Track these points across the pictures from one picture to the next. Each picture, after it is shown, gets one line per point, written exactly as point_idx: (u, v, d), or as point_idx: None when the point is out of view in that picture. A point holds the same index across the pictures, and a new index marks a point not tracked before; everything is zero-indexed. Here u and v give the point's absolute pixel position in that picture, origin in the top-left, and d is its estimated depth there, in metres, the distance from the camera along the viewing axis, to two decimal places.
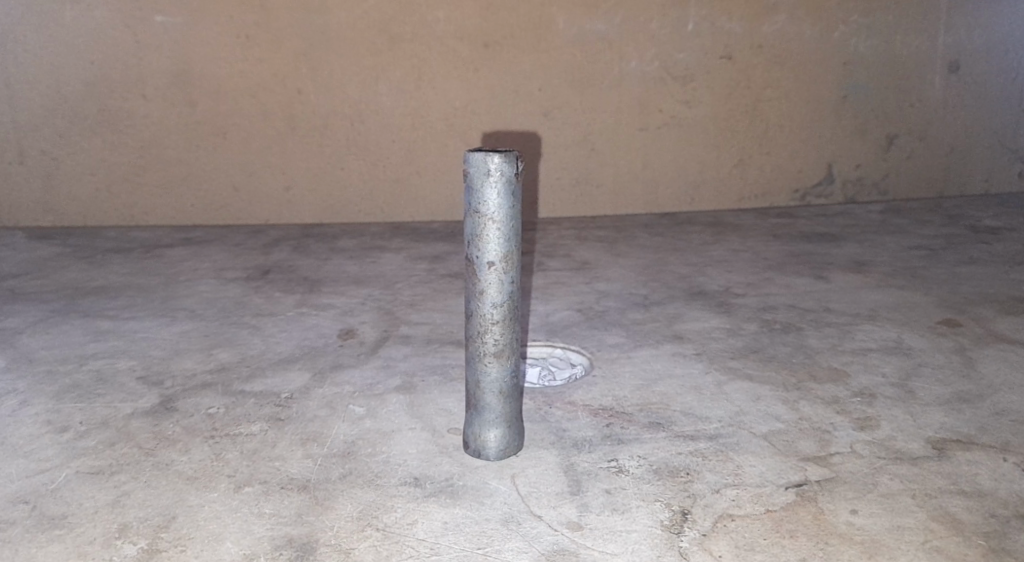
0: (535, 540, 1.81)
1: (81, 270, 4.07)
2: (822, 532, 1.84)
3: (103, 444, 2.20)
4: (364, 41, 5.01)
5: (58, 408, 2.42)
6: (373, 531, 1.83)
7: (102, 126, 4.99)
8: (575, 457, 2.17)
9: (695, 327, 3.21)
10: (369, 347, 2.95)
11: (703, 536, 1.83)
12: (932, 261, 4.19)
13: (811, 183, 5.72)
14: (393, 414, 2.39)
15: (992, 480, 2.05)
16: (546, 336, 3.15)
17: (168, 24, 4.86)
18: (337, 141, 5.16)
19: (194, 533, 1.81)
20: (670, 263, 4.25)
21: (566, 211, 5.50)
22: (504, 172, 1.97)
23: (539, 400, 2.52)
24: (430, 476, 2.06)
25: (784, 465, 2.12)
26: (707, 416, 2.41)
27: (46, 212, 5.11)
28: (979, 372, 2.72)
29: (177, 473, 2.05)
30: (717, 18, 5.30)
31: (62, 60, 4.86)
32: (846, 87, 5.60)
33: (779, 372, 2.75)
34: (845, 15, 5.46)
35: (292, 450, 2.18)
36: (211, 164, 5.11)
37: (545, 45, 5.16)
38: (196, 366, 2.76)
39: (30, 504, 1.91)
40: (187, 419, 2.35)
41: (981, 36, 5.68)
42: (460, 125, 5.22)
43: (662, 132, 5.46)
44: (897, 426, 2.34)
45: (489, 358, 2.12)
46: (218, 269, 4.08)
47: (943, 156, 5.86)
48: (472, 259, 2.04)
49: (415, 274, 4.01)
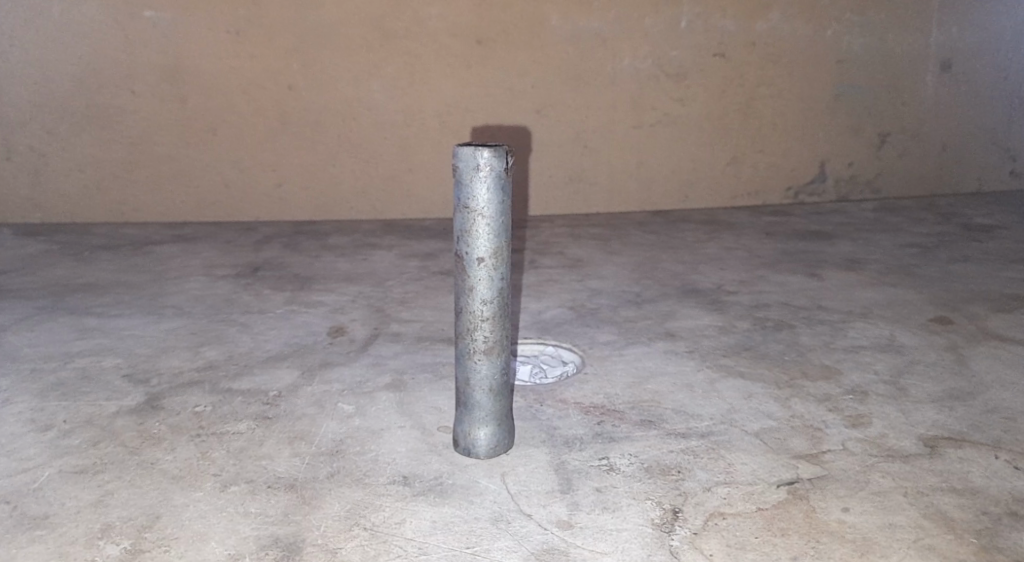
0: (525, 539, 1.79)
1: (69, 267, 4.04)
2: (813, 530, 1.83)
3: (88, 443, 2.17)
4: (357, 38, 4.98)
5: (43, 406, 2.39)
6: (360, 531, 1.81)
7: (91, 122, 4.95)
8: (565, 455, 2.16)
9: (688, 325, 3.20)
10: (359, 345, 2.93)
11: (694, 534, 1.81)
12: (924, 259, 4.18)
13: (804, 180, 5.71)
14: (383, 412, 2.37)
15: (984, 477, 2.04)
16: (538, 334, 3.13)
17: (158, 20, 4.82)
18: (329, 138, 5.13)
19: (178, 533, 1.78)
20: (663, 261, 4.24)
21: (559, 208, 5.48)
22: (494, 166, 1.94)
23: (530, 398, 2.50)
24: (420, 475, 2.04)
25: (775, 463, 2.11)
26: (699, 414, 2.40)
27: (34, 209, 5.07)
28: (971, 370, 2.71)
29: (163, 472, 2.03)
30: (711, 16, 5.29)
31: (51, 55, 4.82)
32: (839, 85, 5.59)
33: (771, 370, 2.74)
34: (838, 13, 5.46)
35: (279, 448, 2.15)
36: (201, 161, 5.07)
37: (538, 42, 5.14)
38: (184, 364, 2.73)
39: (11, 503, 1.89)
40: (174, 417, 2.33)
41: (973, 34, 5.68)
42: (453, 122, 5.20)
43: (655, 130, 5.44)
44: (889, 423, 2.33)
45: (479, 355, 2.09)
46: (208, 267, 4.05)
47: (935, 154, 5.86)
48: (462, 254, 2.02)
49: (407, 272, 3.98)
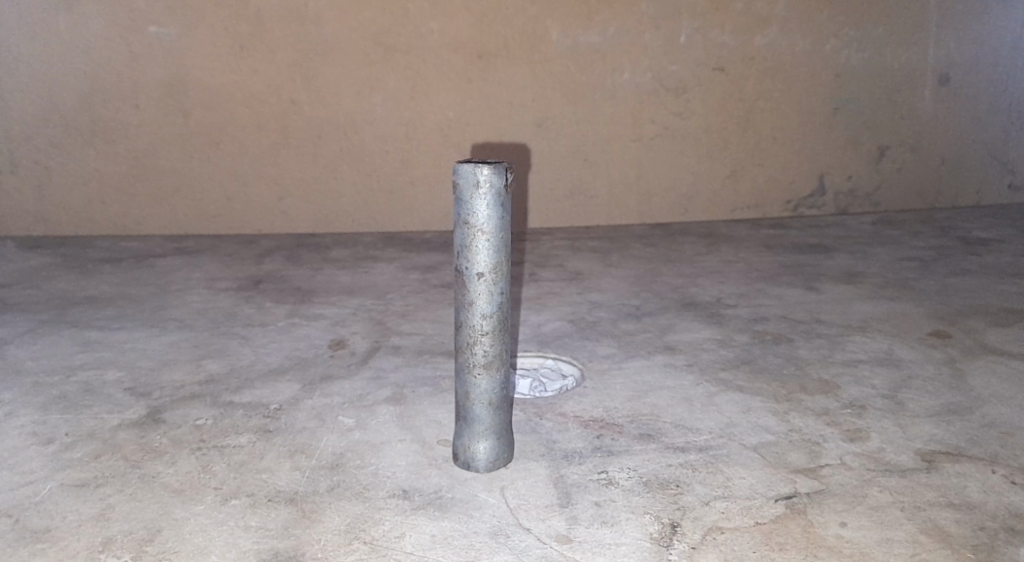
0: (524, 553, 1.80)
1: (72, 280, 4.06)
2: (811, 545, 1.83)
3: (89, 456, 2.18)
4: (358, 53, 5.02)
5: (45, 419, 2.40)
6: (360, 544, 1.82)
7: (95, 136, 4.99)
8: (565, 469, 2.17)
9: (687, 338, 3.21)
10: (359, 358, 2.95)
11: (691, 549, 1.82)
12: (922, 272, 4.20)
13: (803, 193, 5.74)
14: (383, 426, 2.38)
15: (981, 493, 2.04)
16: (537, 347, 3.15)
17: (162, 35, 4.87)
18: (330, 150, 5.16)
19: (178, 547, 1.79)
20: (662, 273, 4.26)
21: (558, 221, 5.51)
22: (493, 183, 1.96)
23: (530, 411, 2.52)
24: (419, 489, 2.05)
25: (773, 478, 2.12)
26: (697, 428, 2.41)
27: (38, 221, 5.10)
28: (968, 384, 2.72)
29: (164, 485, 2.04)
30: (709, 30, 5.32)
31: (56, 70, 4.86)
32: (837, 99, 5.62)
33: (770, 384, 2.75)
34: (836, 28, 5.49)
35: (279, 462, 2.17)
36: (204, 174, 5.10)
37: (538, 56, 5.18)
38: (185, 377, 2.74)
39: (14, 516, 1.90)
40: (175, 430, 2.34)
41: (970, 50, 5.72)
42: (453, 136, 5.23)
43: (654, 143, 5.47)
44: (887, 438, 2.34)
45: (478, 369, 2.10)
46: (209, 280, 4.07)
47: (933, 168, 5.89)
48: (462, 270, 2.03)
49: (407, 284, 4.00)
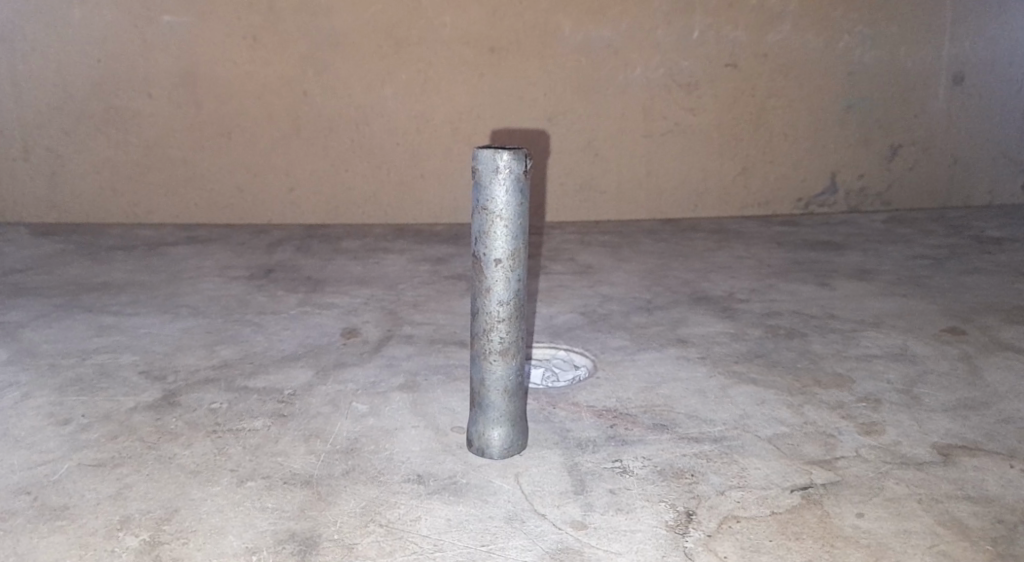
0: (540, 538, 1.80)
1: (84, 267, 4.07)
2: (828, 534, 1.83)
3: (105, 437, 2.19)
4: (371, 45, 5.02)
5: (61, 401, 2.41)
6: (376, 527, 1.82)
7: (107, 125, 5.00)
8: (578, 457, 2.16)
9: (699, 331, 3.20)
10: (372, 346, 2.94)
11: (707, 537, 1.82)
12: (935, 270, 4.18)
13: (814, 191, 5.72)
14: (397, 413, 2.38)
15: (998, 486, 2.03)
16: (549, 338, 3.15)
17: (175, 25, 4.87)
18: (342, 142, 5.16)
19: (195, 526, 1.79)
20: (673, 268, 4.25)
21: (569, 216, 5.51)
22: (512, 168, 1.96)
23: (543, 401, 2.51)
24: (434, 474, 2.05)
25: (789, 468, 2.11)
26: (710, 419, 2.40)
27: (50, 209, 5.12)
28: (984, 380, 2.71)
29: (180, 467, 2.04)
30: (722, 26, 5.31)
31: (70, 59, 4.88)
32: (850, 97, 5.60)
33: (784, 377, 2.74)
34: (850, 25, 5.47)
35: (294, 445, 2.17)
36: (215, 165, 5.11)
37: (550, 51, 5.17)
38: (199, 362, 2.75)
39: (32, 494, 1.91)
40: (190, 414, 2.34)
41: (985, 49, 5.69)
42: (464, 129, 5.23)
43: (666, 138, 5.46)
44: (903, 431, 2.33)
45: (494, 356, 2.10)
46: (221, 269, 4.07)
47: (946, 168, 5.86)
48: (479, 256, 2.03)
49: (418, 275, 4.00)
